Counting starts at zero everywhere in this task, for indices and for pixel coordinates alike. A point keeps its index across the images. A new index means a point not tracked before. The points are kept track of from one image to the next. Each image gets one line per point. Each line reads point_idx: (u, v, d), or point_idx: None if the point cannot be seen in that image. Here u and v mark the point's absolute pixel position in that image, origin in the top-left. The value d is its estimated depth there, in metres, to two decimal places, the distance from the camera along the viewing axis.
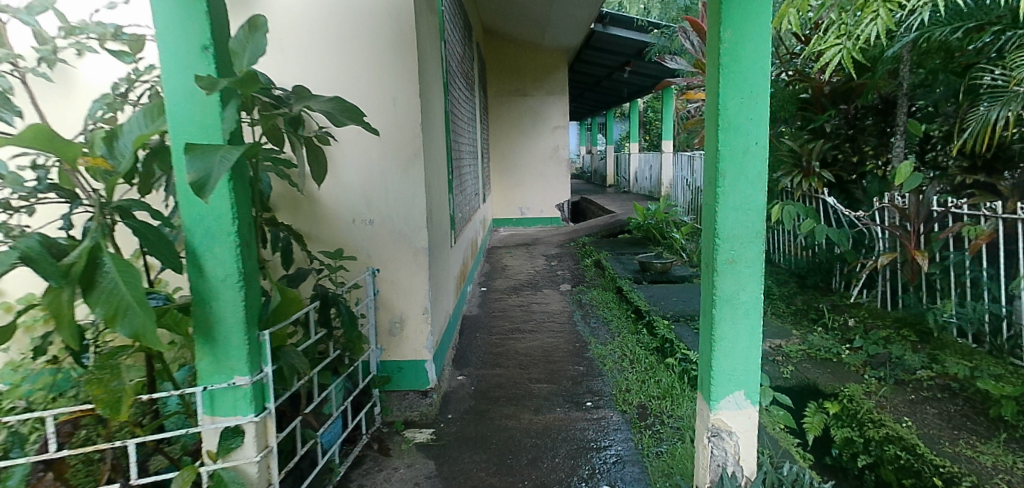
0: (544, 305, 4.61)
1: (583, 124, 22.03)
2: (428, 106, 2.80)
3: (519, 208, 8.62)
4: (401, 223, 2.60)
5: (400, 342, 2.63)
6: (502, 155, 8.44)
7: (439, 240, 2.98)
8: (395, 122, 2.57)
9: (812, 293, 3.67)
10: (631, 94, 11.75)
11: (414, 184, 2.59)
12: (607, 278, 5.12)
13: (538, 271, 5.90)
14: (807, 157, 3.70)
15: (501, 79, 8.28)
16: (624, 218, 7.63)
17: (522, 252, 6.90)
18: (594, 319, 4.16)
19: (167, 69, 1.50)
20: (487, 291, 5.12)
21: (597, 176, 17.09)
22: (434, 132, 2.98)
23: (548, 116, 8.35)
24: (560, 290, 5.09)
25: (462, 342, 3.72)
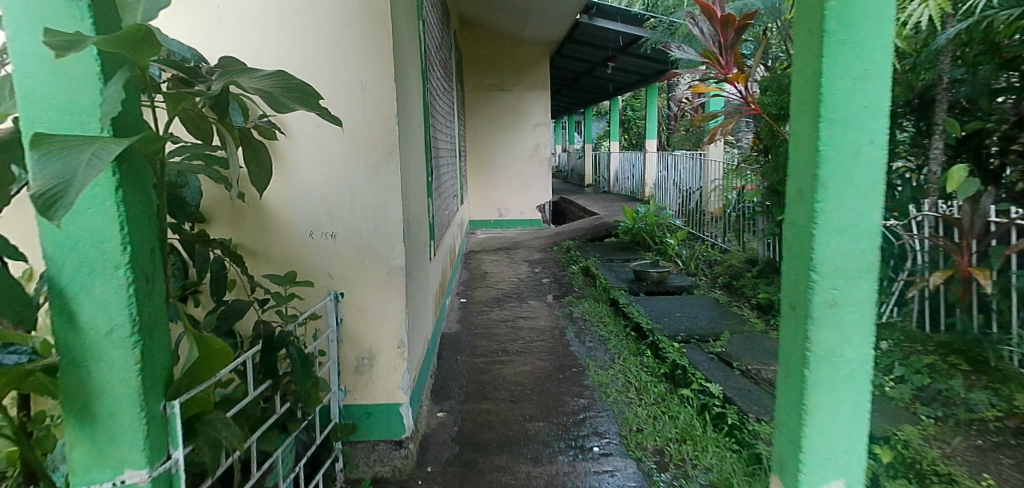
0: (532, 320, 4.16)
1: (559, 122, 21.69)
2: (405, 94, 2.32)
3: (497, 210, 8.16)
4: (371, 236, 2.12)
5: (369, 383, 2.14)
6: (480, 153, 7.97)
7: (417, 254, 2.50)
8: (365, 112, 2.08)
9: None
10: (612, 91, 11.40)
11: (387, 190, 2.11)
12: (598, 288, 4.71)
13: (522, 280, 5.44)
14: None
15: (479, 73, 7.79)
16: (610, 220, 7.25)
17: (503, 257, 6.43)
18: (589, 338, 3.73)
19: (16, 23, 1.00)
20: (467, 304, 4.64)
21: (574, 175, 16.73)
22: (411, 126, 2.49)
23: (529, 113, 7.92)
24: (547, 302, 4.65)
25: (442, 368, 3.24)
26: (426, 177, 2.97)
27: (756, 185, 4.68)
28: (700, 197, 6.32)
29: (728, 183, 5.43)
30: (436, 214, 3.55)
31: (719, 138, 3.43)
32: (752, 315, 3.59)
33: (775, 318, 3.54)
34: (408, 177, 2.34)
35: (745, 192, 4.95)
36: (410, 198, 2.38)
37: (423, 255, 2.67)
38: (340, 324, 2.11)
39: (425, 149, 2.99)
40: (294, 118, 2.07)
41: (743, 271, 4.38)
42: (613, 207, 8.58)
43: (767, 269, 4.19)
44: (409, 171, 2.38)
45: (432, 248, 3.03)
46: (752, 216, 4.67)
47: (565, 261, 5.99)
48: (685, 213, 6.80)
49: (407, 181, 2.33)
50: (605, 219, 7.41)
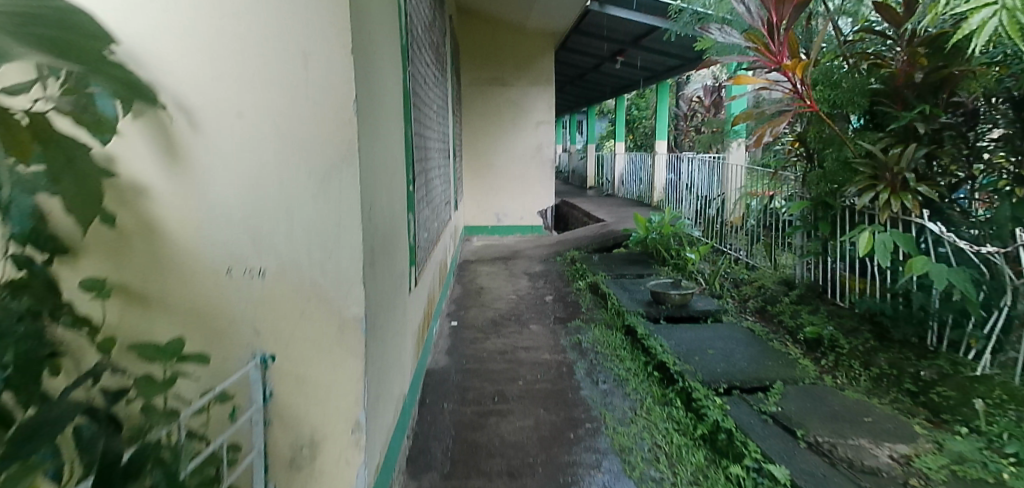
0: (533, 351, 3.54)
1: (560, 122, 21.15)
2: (373, 79, 1.70)
3: (495, 215, 7.53)
4: (316, 273, 1.51)
5: (310, 479, 1.53)
6: (477, 153, 7.35)
7: (390, 290, 1.90)
8: (307, 96, 1.46)
9: (899, 351, 2.70)
10: (619, 89, 10.81)
11: (340, 209, 1.50)
12: (610, 311, 4.11)
13: (521, 297, 4.82)
14: (893, 166, 2.76)
15: (477, 65, 7.16)
16: (618, 228, 6.66)
17: (501, 269, 5.82)
18: (603, 377, 3.13)
19: None
20: (459, 328, 4.02)
21: (576, 177, 16.13)
22: (384, 120, 1.88)
23: (532, 111, 7.30)
24: (551, 326, 4.04)
25: (423, 422, 2.62)
26: (407, 184, 2.36)
27: (793, 194, 4.08)
28: (721, 205, 5.71)
29: (756, 191, 4.83)
30: (421, 227, 2.93)
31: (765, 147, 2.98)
32: (799, 354, 2.99)
33: (826, 359, 2.94)
34: (376, 190, 1.73)
35: (779, 203, 4.35)
36: (380, 217, 1.78)
37: (399, 288, 2.07)
38: (268, 397, 1.50)
39: (405, 151, 2.38)
40: (207, 107, 1.47)
41: (778, 295, 3.78)
42: (620, 213, 7.98)
43: (808, 294, 3.59)
44: (378, 182, 1.77)
45: (413, 274, 2.43)
46: (788, 230, 4.06)
47: (570, 276, 5.38)
48: (703, 222, 6.20)
49: (375, 194, 1.72)
50: (613, 227, 6.81)
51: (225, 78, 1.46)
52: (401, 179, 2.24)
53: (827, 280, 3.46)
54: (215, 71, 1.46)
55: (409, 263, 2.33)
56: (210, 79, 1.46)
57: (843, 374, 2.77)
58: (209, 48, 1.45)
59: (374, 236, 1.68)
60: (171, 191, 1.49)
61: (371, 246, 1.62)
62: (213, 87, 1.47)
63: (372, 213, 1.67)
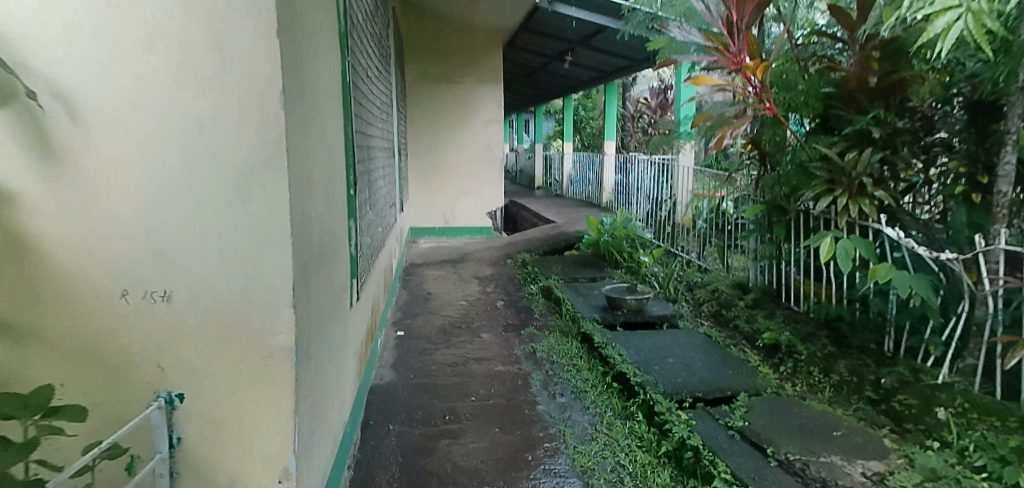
0: (486, 362, 3.34)
1: (507, 121, 21.03)
2: (307, 65, 1.45)
3: (443, 215, 7.27)
4: (236, 299, 1.24)
5: None
6: (424, 152, 7.06)
7: (329, 310, 1.64)
8: (222, 85, 1.19)
9: (858, 358, 2.72)
10: (566, 89, 10.77)
11: (265, 222, 1.23)
12: (565, 318, 3.97)
13: (471, 302, 4.61)
14: (852, 171, 2.76)
15: (423, 60, 6.87)
16: (569, 230, 6.56)
17: (449, 273, 5.57)
18: (561, 389, 2.97)
19: None
20: (405, 338, 3.76)
21: (523, 176, 16.04)
22: (320, 115, 1.62)
23: (480, 109, 7.09)
24: (504, 334, 3.85)
25: (367, 448, 2.37)
26: (348, 187, 2.10)
27: (746, 199, 4.09)
28: (671, 207, 5.72)
29: (706, 194, 4.83)
30: (365, 234, 2.67)
31: (729, 145, 2.88)
32: (759, 362, 2.95)
33: (785, 365, 2.93)
34: (311, 197, 1.47)
35: (730, 207, 4.37)
36: (317, 228, 1.52)
37: (340, 307, 1.82)
38: (176, 444, 1.24)
39: (345, 149, 2.11)
40: (93, 95, 1.18)
41: (732, 299, 3.76)
42: (570, 214, 7.91)
43: (762, 299, 3.58)
44: (314, 187, 1.50)
45: (356, 287, 2.17)
46: (741, 234, 4.06)
47: (522, 280, 5.22)
48: (653, 224, 6.20)
49: (310, 202, 1.46)
50: (564, 228, 6.72)
51: (116, 60, 1.18)
52: (342, 181, 1.97)
53: (782, 284, 3.48)
54: (102, 51, 1.17)
55: (351, 276, 2.08)
56: (96, 61, 1.18)
57: (803, 381, 2.79)
58: (95, 23, 1.17)
59: (309, 252, 1.42)
60: (44, 199, 1.20)
61: (305, 265, 1.36)
62: (101, 71, 1.18)
63: (306, 224, 1.40)
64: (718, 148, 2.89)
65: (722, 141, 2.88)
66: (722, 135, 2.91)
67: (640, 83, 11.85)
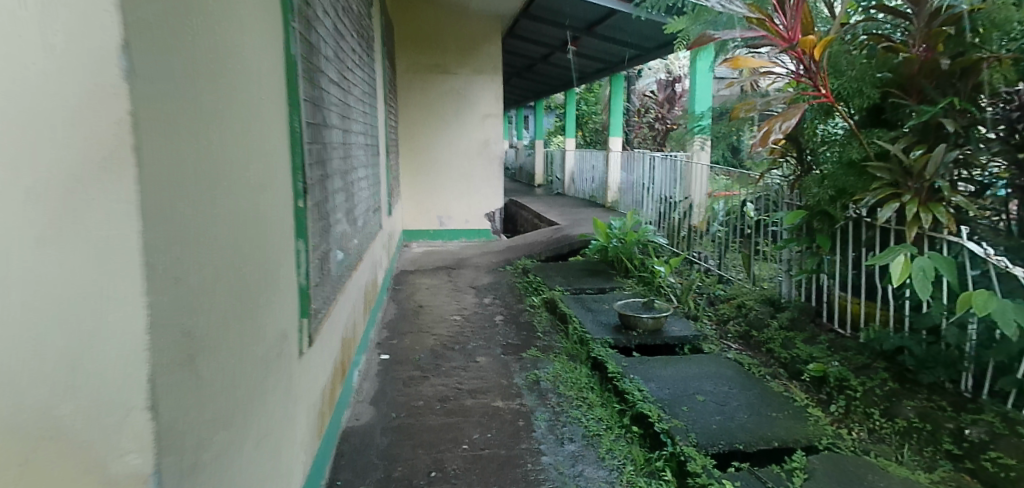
0: (482, 394, 2.87)
1: (507, 116, 20.54)
2: (208, 20, 0.96)
3: (437, 217, 6.78)
4: (50, 403, 0.73)
5: None
6: (416, 149, 6.58)
7: (254, 383, 1.15)
8: (18, 36, 0.70)
9: (929, 399, 2.25)
10: (568, 82, 10.27)
11: (96, 268, 0.71)
12: (573, 338, 3.50)
13: (466, 317, 4.12)
14: (920, 172, 2.31)
15: (415, 50, 6.39)
16: (573, 233, 6.09)
17: (443, 282, 5.09)
18: (570, 431, 2.51)
19: None
20: (390, 363, 3.28)
21: (523, 173, 15.57)
22: (239, 101, 1.13)
23: (477, 102, 6.60)
24: (503, 358, 3.37)
25: None
26: (296, 198, 1.62)
27: (778, 203, 3.64)
28: (686, 208, 5.23)
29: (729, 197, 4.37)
30: (331, 251, 2.20)
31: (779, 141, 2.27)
32: (806, 400, 2.49)
33: (836, 405, 2.47)
34: (215, 222, 0.97)
35: (754, 210, 3.91)
36: (228, 268, 1.03)
37: (276, 365, 1.33)
38: None
39: (293, 149, 1.63)
40: None
41: (764, 318, 3.30)
42: (574, 215, 7.41)
43: (799, 319, 3.12)
44: (222, 207, 1.00)
45: (310, 326, 1.69)
46: (773, 243, 3.63)
47: (523, 290, 4.74)
48: (666, 227, 5.72)
49: (212, 232, 0.95)
50: (569, 231, 6.24)
51: None
52: (282, 192, 1.49)
53: (823, 302, 3.05)
54: None
55: (300, 315, 1.59)
56: None
57: (858, 426, 2.32)
58: None
59: (209, 311, 0.91)
60: None
61: (191, 335, 0.85)
62: None
63: (202, 267, 0.90)
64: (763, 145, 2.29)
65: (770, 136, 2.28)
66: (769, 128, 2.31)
67: (647, 75, 11.34)
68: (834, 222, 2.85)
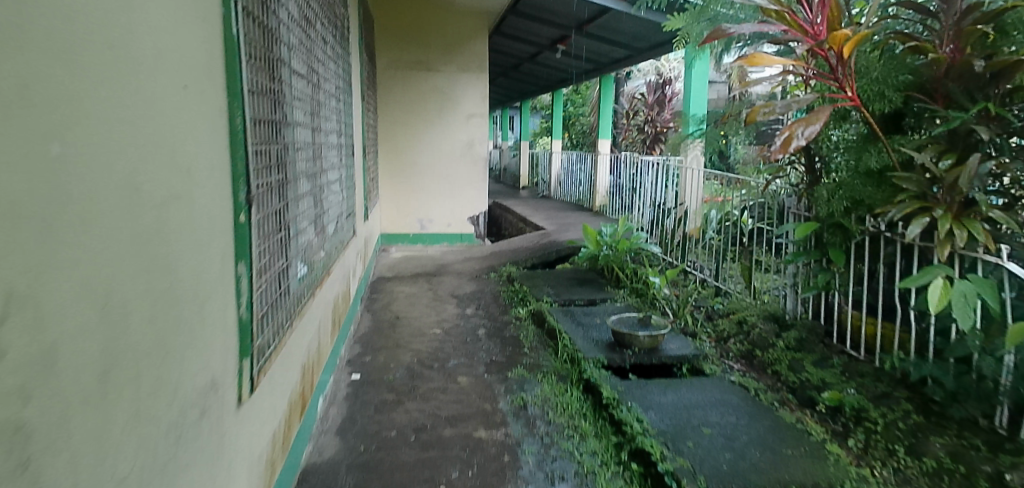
0: (463, 423, 2.58)
1: (493, 117, 20.28)
2: None
3: (418, 220, 6.47)
4: None
5: None
6: (397, 149, 6.27)
7: (147, 471, 0.85)
8: None
9: (959, 436, 2.02)
10: (556, 83, 10.04)
11: None
12: (562, 356, 3.23)
13: (447, 331, 3.83)
14: (953, 183, 2.09)
15: (396, 44, 6.07)
16: (561, 239, 5.83)
17: (423, 290, 4.78)
18: (560, 468, 2.22)
19: None
20: (361, 384, 2.97)
21: (507, 175, 15.28)
22: (127, 86, 0.83)
23: (462, 100, 6.30)
24: (486, 377, 3.09)
25: None
26: (235, 211, 1.32)
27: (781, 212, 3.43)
28: (680, 216, 5.01)
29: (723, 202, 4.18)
30: (291, 267, 1.91)
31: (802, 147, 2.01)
32: (822, 434, 2.24)
33: (854, 438, 2.22)
34: (73, 261, 0.67)
35: (750, 218, 3.78)
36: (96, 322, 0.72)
37: (193, 430, 1.04)
38: None
39: (235, 151, 1.34)
40: None
41: (768, 337, 3.07)
42: (562, 219, 7.15)
43: (809, 340, 2.90)
44: (82, 243, 0.70)
45: (255, 365, 1.40)
46: (778, 255, 3.43)
47: (509, 301, 4.46)
48: (658, 234, 5.50)
49: (68, 276, 0.66)
50: (556, 237, 5.98)
51: None
52: (212, 205, 1.19)
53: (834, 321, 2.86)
54: None
55: (237, 355, 1.30)
56: None
57: (881, 463, 2.06)
58: None
59: (48, 402, 0.61)
60: None
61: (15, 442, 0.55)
62: None
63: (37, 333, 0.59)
64: (784, 153, 2.03)
65: (791, 142, 2.02)
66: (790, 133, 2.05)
67: (636, 77, 11.14)
68: (849, 235, 2.66)
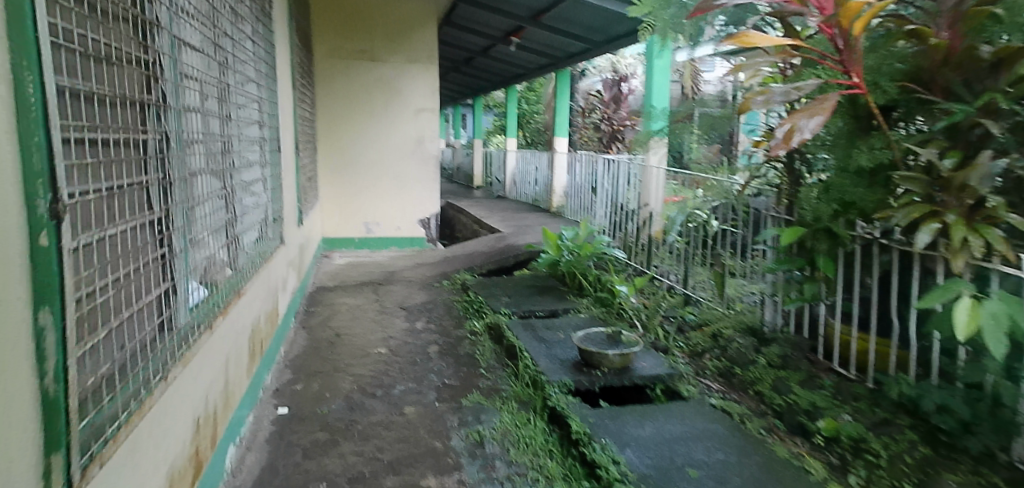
0: (410, 467, 2.16)
1: (445, 115, 19.76)
2: None
3: (364, 223, 5.96)
4: None
5: None
6: (339, 145, 5.75)
7: None
8: None
9: (976, 475, 1.79)
10: (510, 79, 9.70)
11: None
12: (524, 379, 2.87)
13: (394, 349, 3.39)
14: (959, 186, 1.89)
15: (335, 32, 5.56)
16: (518, 243, 5.48)
17: (368, 301, 4.31)
18: None
19: None
20: (288, 420, 2.50)
21: (461, 174, 14.82)
22: None
23: (409, 94, 5.84)
24: (438, 407, 2.67)
25: None
26: (29, 231, 0.78)
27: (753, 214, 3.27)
28: (645, 218, 4.77)
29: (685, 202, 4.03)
30: (165, 293, 1.45)
31: (807, 141, 1.68)
32: (824, 474, 1.97)
33: (856, 477, 1.97)
34: None
35: (714, 220, 3.65)
36: None
37: None
38: None
39: (49, 134, 0.83)
40: None
41: (749, 354, 2.83)
42: (518, 221, 6.80)
43: (795, 358, 2.67)
44: None
45: (89, 452, 0.92)
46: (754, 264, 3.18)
47: (463, 313, 4.06)
48: (620, 237, 5.25)
49: None
50: (513, 240, 5.63)
51: None
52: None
53: (820, 336, 2.67)
54: None
55: (42, 449, 0.79)
56: None
57: None
58: None
59: None
60: None
61: None
62: None
63: None
64: (786, 148, 1.69)
65: (794, 135, 1.69)
66: (792, 124, 1.71)
67: (591, 74, 10.91)
68: (838, 242, 2.44)
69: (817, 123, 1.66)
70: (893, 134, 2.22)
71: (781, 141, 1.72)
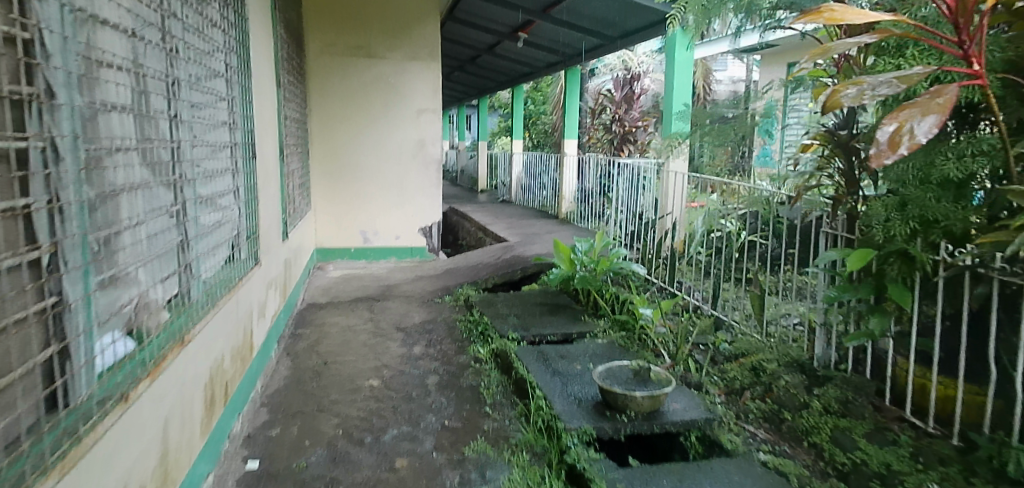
0: None
1: (449, 115, 19.39)
2: None
3: (361, 232, 5.58)
4: None
5: None
6: (335, 148, 5.37)
7: None
8: None
9: None
10: (517, 78, 9.32)
11: None
12: (536, 422, 2.47)
13: (387, 381, 2.98)
14: None
15: (330, 27, 5.18)
16: (526, 254, 5.09)
17: (362, 321, 3.91)
18: None
19: None
20: (259, 477, 2.11)
21: (465, 176, 14.42)
22: None
23: (409, 93, 5.45)
24: (436, 459, 2.27)
25: None
26: None
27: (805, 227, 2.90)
28: (667, 228, 4.37)
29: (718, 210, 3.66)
30: (62, 355, 1.04)
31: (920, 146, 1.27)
32: None
33: None
34: None
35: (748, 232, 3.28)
36: None
37: None
38: None
39: None
40: None
41: (799, 396, 2.42)
42: (525, 229, 6.39)
43: (858, 403, 2.26)
44: None
45: None
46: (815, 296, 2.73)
47: (467, 336, 3.66)
48: (638, 247, 4.84)
49: None
50: (520, 251, 5.24)
51: None
52: None
53: (888, 378, 2.26)
54: None
55: None
56: None
57: None
58: None
59: None
60: None
61: None
62: None
63: None
64: (893, 154, 1.27)
65: (904, 138, 1.27)
66: (900, 123, 1.30)
67: (601, 73, 10.56)
68: (916, 267, 2.03)
69: (936, 123, 1.25)
70: (1001, 135, 1.81)
71: (885, 147, 1.29)
